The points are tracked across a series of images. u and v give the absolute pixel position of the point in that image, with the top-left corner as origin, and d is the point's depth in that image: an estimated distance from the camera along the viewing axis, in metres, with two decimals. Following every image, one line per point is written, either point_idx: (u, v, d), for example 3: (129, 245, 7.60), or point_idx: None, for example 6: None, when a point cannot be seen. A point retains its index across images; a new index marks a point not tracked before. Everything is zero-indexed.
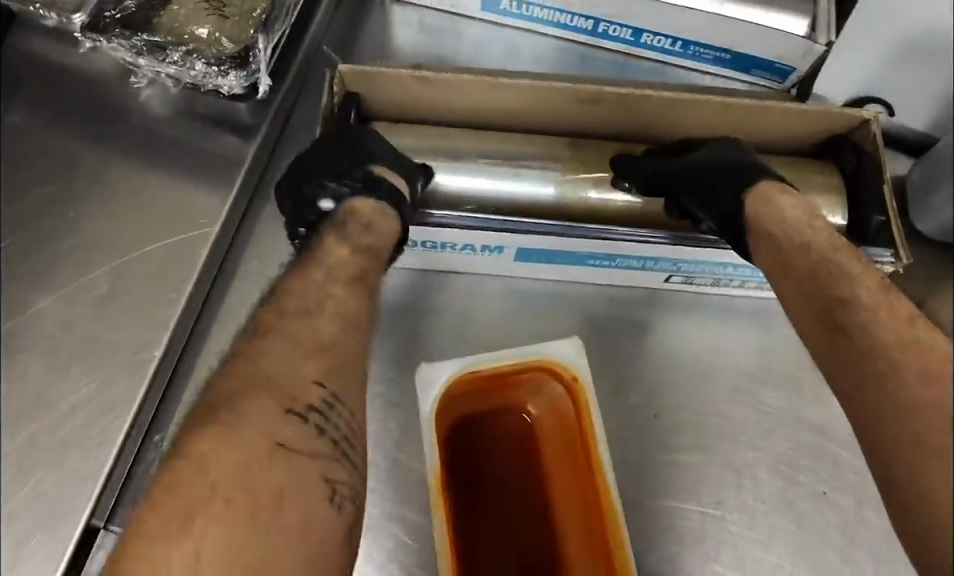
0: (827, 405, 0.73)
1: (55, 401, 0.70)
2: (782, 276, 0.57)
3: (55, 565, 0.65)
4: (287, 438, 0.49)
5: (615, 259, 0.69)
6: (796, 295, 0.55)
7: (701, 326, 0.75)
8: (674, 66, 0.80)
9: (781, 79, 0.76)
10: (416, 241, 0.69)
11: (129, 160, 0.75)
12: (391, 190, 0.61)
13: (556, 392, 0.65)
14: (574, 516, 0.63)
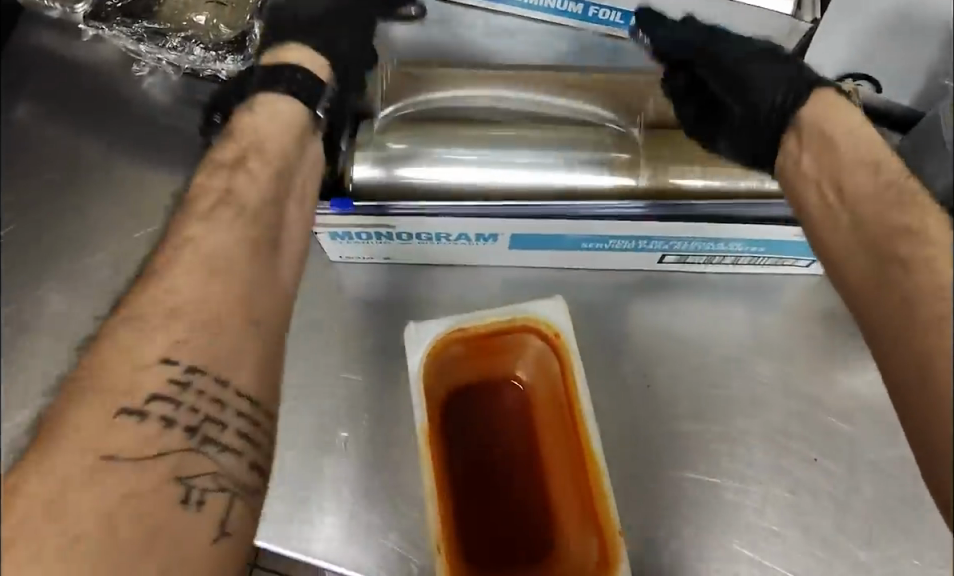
0: (821, 374, 0.74)
1: None
2: (836, 220, 0.49)
3: None
4: (125, 444, 0.43)
5: (606, 241, 0.67)
6: (848, 244, 0.47)
7: (695, 304, 0.76)
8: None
9: None
10: (408, 234, 0.65)
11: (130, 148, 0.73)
12: (301, 78, 0.59)
13: (543, 353, 0.65)
14: (567, 478, 0.63)
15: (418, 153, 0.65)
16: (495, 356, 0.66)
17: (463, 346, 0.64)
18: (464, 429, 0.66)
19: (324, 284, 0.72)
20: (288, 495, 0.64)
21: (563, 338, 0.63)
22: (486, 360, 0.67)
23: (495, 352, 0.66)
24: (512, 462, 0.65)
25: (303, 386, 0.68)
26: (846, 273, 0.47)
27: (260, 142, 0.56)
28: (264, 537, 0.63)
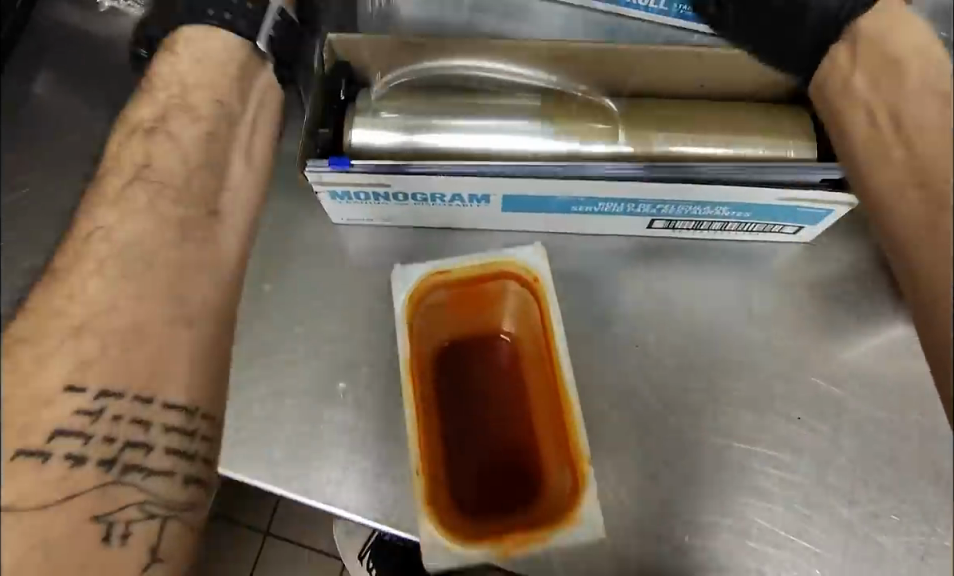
0: (806, 338, 0.76)
1: None
2: (890, 153, 0.50)
3: None
4: (32, 485, 0.45)
5: (596, 204, 0.70)
6: (898, 177, 0.49)
7: (685, 271, 0.79)
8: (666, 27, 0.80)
9: None
10: (406, 194, 0.68)
11: None
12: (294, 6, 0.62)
13: (525, 297, 0.68)
14: (548, 418, 0.66)
15: (416, 118, 0.68)
16: (482, 301, 0.69)
17: (449, 291, 0.67)
18: (455, 371, 0.70)
19: (327, 246, 0.75)
20: (287, 440, 0.68)
21: (540, 282, 0.66)
22: (474, 305, 0.70)
23: (481, 297, 0.69)
24: (500, 400, 0.69)
25: (305, 340, 0.71)
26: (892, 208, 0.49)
27: (186, 102, 0.61)
28: (265, 481, 0.66)
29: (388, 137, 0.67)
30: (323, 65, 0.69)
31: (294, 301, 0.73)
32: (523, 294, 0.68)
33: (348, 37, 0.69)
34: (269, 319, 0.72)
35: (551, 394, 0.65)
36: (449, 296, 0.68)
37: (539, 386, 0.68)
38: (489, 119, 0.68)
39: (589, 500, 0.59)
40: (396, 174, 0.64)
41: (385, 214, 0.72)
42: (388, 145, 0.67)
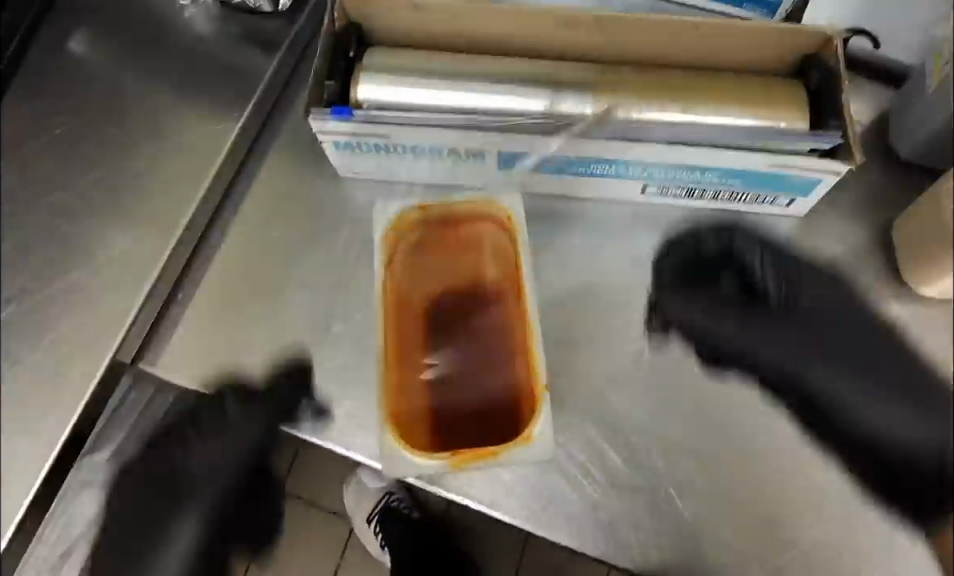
0: None
1: (93, 246, 0.74)
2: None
3: None
4: None
5: (588, 165, 0.72)
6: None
7: (683, 241, 0.79)
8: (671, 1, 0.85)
9: (770, 13, 0.81)
10: (404, 147, 0.71)
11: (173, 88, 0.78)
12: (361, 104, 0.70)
13: (499, 237, 0.71)
14: (519, 357, 0.69)
15: (415, 79, 0.72)
16: (462, 243, 0.73)
17: (427, 231, 0.71)
18: (438, 308, 0.74)
19: (334, 199, 0.78)
20: (283, 376, 0.72)
21: (514, 221, 0.68)
22: (453, 245, 0.73)
23: (460, 239, 0.72)
24: (477, 339, 0.73)
25: (305, 286, 0.75)
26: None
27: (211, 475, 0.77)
28: (259, 412, 0.71)
29: (386, 99, 0.71)
30: (332, 25, 0.72)
31: (297, 248, 0.76)
32: (500, 236, 0.71)
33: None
34: (274, 264, 0.75)
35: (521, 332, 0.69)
36: (429, 234, 0.71)
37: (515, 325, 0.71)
38: (482, 87, 0.72)
39: (545, 419, 0.63)
40: (391, 126, 0.68)
41: (387, 169, 0.75)
42: (386, 105, 0.71)
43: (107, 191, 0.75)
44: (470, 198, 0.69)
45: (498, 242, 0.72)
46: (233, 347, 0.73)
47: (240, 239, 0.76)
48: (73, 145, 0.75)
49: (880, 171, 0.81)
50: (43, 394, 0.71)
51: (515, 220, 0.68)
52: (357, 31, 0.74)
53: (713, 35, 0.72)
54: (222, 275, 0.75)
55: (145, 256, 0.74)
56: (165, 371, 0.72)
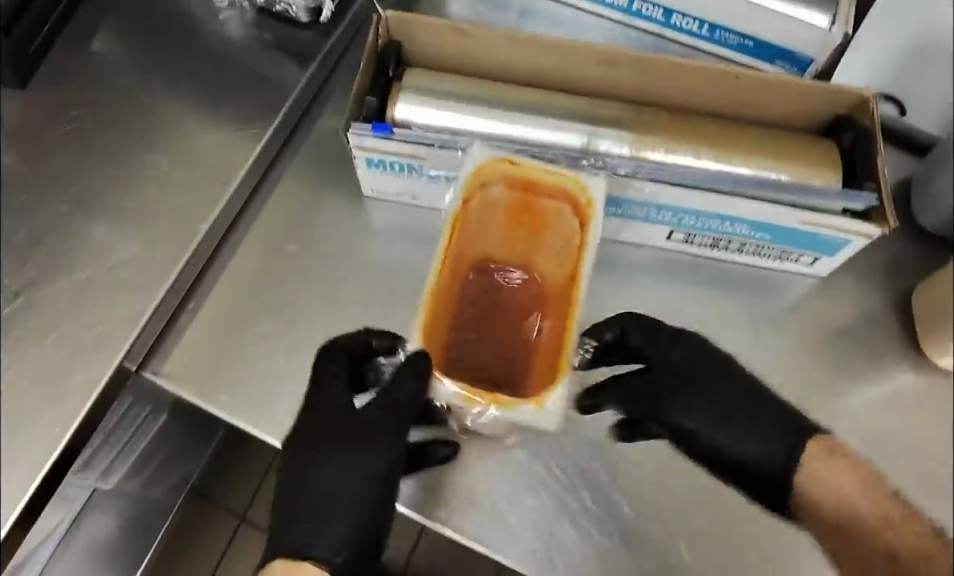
0: (812, 374, 0.77)
1: (107, 251, 0.69)
2: (866, 495, 0.60)
3: (81, 403, 0.64)
4: None
5: (618, 205, 0.72)
6: (854, 480, 0.61)
7: (701, 291, 0.79)
8: (700, 51, 0.87)
9: (800, 72, 0.82)
10: (438, 172, 0.70)
11: (201, 90, 0.76)
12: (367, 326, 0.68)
13: (571, 222, 0.68)
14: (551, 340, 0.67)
15: (452, 103, 0.71)
16: (535, 219, 0.70)
17: (506, 191, 0.68)
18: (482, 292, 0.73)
19: (356, 218, 0.77)
20: (293, 396, 0.70)
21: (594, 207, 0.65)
22: (526, 222, 0.70)
23: (535, 215, 0.69)
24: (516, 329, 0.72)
25: (323, 304, 0.73)
26: (832, 502, 0.61)
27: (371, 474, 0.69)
28: (268, 435, 0.69)
29: (424, 120, 0.70)
30: (374, 42, 0.71)
31: (316, 264, 0.75)
32: (570, 222, 0.68)
33: (400, 17, 0.70)
34: (290, 278, 0.74)
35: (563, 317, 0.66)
36: (506, 197, 0.68)
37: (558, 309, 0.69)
38: (519, 116, 0.71)
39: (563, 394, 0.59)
40: (430, 149, 0.66)
41: (413, 191, 0.74)
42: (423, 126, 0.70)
43: (122, 189, 0.71)
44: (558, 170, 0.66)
45: (566, 227, 0.69)
46: (242, 363, 0.70)
47: (257, 251, 0.74)
48: (95, 138, 0.72)
49: (901, 239, 0.82)
50: (46, 392, 0.64)
51: (593, 207, 0.65)
52: (397, 48, 0.72)
53: (750, 86, 0.73)
54: (237, 287, 0.73)
55: (155, 263, 0.69)
56: (168, 383, 0.69)
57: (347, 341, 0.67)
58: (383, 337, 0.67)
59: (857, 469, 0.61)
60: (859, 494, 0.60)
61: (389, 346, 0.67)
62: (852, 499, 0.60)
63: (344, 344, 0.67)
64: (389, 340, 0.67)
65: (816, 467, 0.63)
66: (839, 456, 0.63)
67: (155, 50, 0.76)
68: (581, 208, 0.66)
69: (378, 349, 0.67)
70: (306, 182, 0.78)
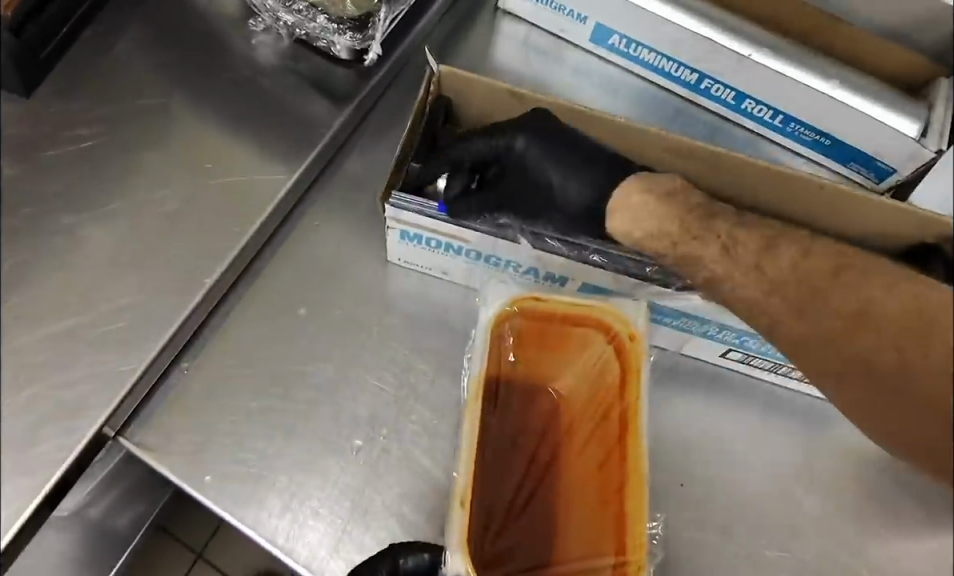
0: (870, 525, 0.66)
1: (93, 299, 0.60)
2: (702, 239, 0.53)
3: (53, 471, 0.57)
4: None
5: (676, 318, 0.63)
6: (651, 204, 0.55)
7: (755, 412, 0.69)
8: (766, 140, 0.75)
9: (876, 179, 0.72)
10: (479, 254, 0.62)
11: (225, 121, 0.68)
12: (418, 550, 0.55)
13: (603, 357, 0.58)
14: (587, 500, 0.56)
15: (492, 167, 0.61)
16: (554, 350, 0.59)
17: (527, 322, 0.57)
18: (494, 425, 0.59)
19: (375, 285, 0.68)
20: (285, 488, 0.61)
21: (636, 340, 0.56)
22: (547, 348, 0.59)
23: (557, 345, 0.59)
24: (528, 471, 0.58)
25: (329, 382, 0.64)
26: (786, 327, 0.51)
27: None
28: (252, 528, 0.60)
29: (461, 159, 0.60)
30: (423, 100, 0.61)
31: (324, 334, 0.66)
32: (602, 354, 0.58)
33: (453, 73, 0.61)
34: (295, 348, 0.65)
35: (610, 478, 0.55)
36: (528, 330, 0.57)
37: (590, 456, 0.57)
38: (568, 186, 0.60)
39: None
40: (480, 231, 0.59)
41: (446, 267, 0.65)
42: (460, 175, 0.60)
43: (122, 225, 0.63)
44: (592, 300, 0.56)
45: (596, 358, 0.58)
46: (231, 442, 0.62)
47: (262, 312, 0.66)
48: (97, 164, 0.62)
49: None
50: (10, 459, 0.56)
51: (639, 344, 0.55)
52: (447, 104, 0.63)
53: (836, 200, 0.63)
54: (237, 351, 0.64)
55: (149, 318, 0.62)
56: (147, 454, 0.61)
57: (373, 571, 0.54)
58: (415, 555, 0.54)
59: (686, 205, 0.55)
60: (755, 255, 0.53)
61: (428, 563, 0.55)
62: (669, 234, 0.54)
63: (364, 572, 0.54)
64: (424, 556, 0.55)
65: (617, 210, 0.56)
66: (639, 190, 0.55)
67: (181, 71, 0.68)
68: (621, 343, 0.57)
69: (413, 572, 0.55)
70: (323, 237, 0.69)
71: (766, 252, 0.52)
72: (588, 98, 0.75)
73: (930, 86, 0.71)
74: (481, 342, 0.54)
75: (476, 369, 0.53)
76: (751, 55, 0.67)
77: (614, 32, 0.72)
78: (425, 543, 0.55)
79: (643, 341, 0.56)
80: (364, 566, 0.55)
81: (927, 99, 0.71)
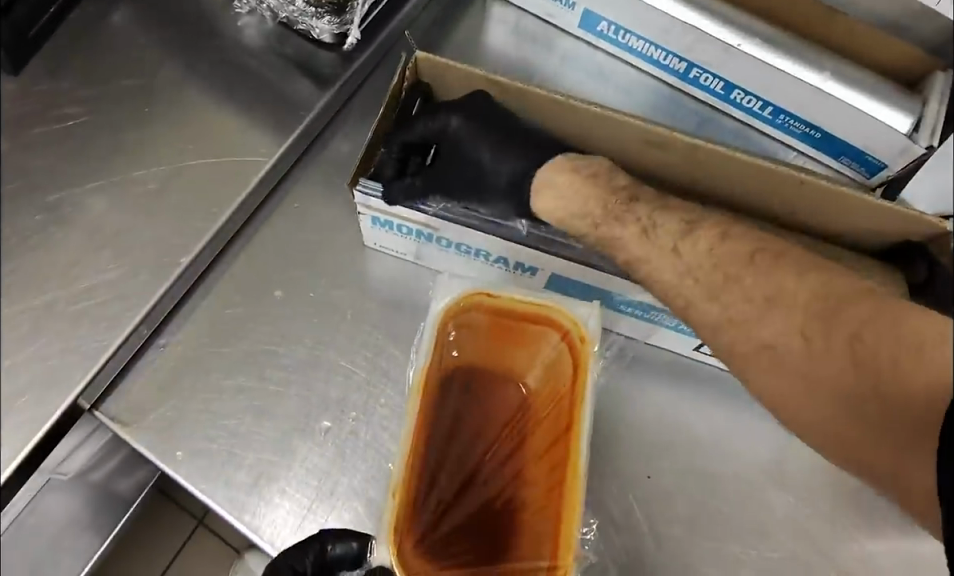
0: (840, 526, 0.66)
1: (74, 277, 0.64)
2: (623, 222, 0.56)
3: (33, 434, 0.60)
4: None
5: (646, 311, 0.63)
6: (577, 185, 0.57)
7: (731, 408, 0.69)
8: (757, 132, 0.74)
9: (868, 174, 0.70)
10: (449, 241, 0.62)
11: (212, 101, 0.70)
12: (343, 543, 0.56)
13: (559, 357, 0.60)
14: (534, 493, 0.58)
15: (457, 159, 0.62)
16: (512, 348, 0.61)
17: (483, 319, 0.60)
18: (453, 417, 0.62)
19: (352, 269, 0.69)
20: (254, 466, 0.62)
21: (588, 341, 0.58)
22: (505, 344, 0.61)
23: (514, 342, 0.61)
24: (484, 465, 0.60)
25: (302, 363, 0.65)
26: (702, 311, 0.52)
27: None
28: (219, 503, 0.61)
29: (406, 146, 0.61)
30: (398, 86, 0.61)
31: (299, 316, 0.67)
32: (554, 350, 0.60)
33: (429, 59, 0.61)
34: (270, 329, 0.66)
35: (555, 472, 0.57)
36: (484, 326, 0.60)
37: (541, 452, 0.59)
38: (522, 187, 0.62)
39: None
40: (452, 219, 0.59)
41: (421, 253, 0.66)
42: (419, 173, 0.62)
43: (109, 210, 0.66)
44: (544, 300, 0.59)
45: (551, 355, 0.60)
46: (203, 418, 0.63)
47: (238, 290, 0.67)
48: (85, 143, 0.67)
49: None
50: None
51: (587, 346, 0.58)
52: (425, 91, 0.64)
53: (813, 197, 0.62)
54: (213, 328, 0.66)
55: (129, 295, 0.64)
56: (121, 427, 0.63)
57: (301, 554, 0.56)
58: (343, 543, 0.56)
59: (609, 187, 0.57)
60: (673, 238, 0.55)
61: (355, 554, 0.56)
62: (590, 214, 0.56)
63: (293, 556, 0.56)
64: (352, 545, 0.56)
65: (542, 189, 0.58)
66: (566, 169, 0.58)
67: (166, 54, 0.70)
68: (573, 343, 0.59)
69: (339, 560, 0.56)
70: (304, 219, 0.70)
71: (685, 236, 0.55)
72: (576, 86, 0.74)
73: (924, 80, 0.69)
74: (428, 336, 0.57)
75: (421, 363, 0.57)
76: (739, 45, 0.66)
77: (601, 18, 0.71)
78: (356, 533, 0.57)
79: (592, 343, 0.58)
80: (295, 550, 0.56)
81: (922, 93, 0.69)
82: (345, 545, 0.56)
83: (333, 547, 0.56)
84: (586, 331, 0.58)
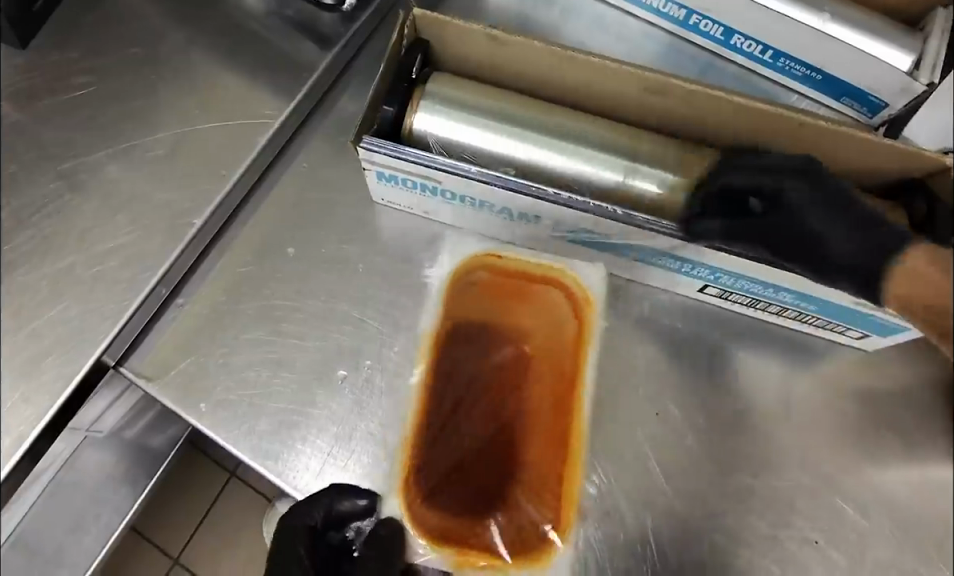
0: (848, 456, 0.67)
1: (91, 243, 0.67)
2: None
3: (64, 386, 0.63)
4: None
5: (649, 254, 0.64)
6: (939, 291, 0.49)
7: (738, 346, 0.70)
8: (759, 76, 0.74)
9: (870, 114, 0.71)
10: (452, 194, 0.63)
11: (215, 67, 0.72)
12: (350, 501, 0.58)
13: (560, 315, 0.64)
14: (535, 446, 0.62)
15: (459, 113, 0.63)
16: (514, 307, 0.65)
17: (490, 279, 0.64)
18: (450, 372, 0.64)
19: (360, 223, 0.70)
20: (274, 416, 0.64)
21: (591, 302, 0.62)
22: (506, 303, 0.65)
23: (516, 301, 0.65)
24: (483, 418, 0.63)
25: (315, 316, 0.67)
26: None
27: None
28: (242, 451, 0.63)
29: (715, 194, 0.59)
30: (398, 45, 0.62)
31: (311, 271, 0.68)
32: (557, 309, 0.64)
33: (428, 16, 0.62)
34: (283, 283, 0.68)
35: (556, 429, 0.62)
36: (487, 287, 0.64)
37: (541, 407, 0.63)
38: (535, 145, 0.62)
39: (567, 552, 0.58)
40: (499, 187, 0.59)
41: (429, 204, 0.67)
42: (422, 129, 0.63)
43: (122, 176, 0.69)
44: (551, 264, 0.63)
45: (553, 312, 0.64)
46: (220, 373, 0.65)
47: (249, 248, 0.68)
48: (94, 116, 0.70)
49: None
50: (26, 379, 0.64)
51: (592, 306, 0.62)
52: (426, 47, 0.64)
53: (812, 136, 0.62)
54: (226, 284, 0.67)
55: (145, 256, 0.67)
56: (147, 382, 0.64)
57: (310, 508, 0.58)
58: (351, 500, 0.58)
59: None
60: None
61: (364, 507, 0.58)
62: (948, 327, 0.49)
63: (304, 513, 0.58)
64: (360, 502, 0.58)
65: (903, 277, 0.51)
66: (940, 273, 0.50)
67: (168, 25, 0.72)
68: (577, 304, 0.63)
69: (348, 513, 0.58)
70: (313, 177, 0.71)
71: None
72: (577, 39, 0.75)
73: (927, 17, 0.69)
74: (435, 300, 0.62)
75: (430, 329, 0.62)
76: None
77: None
78: (363, 489, 0.58)
79: (596, 303, 0.62)
80: (304, 502, 0.58)
81: (924, 30, 0.69)
82: (353, 501, 0.58)
83: (342, 501, 0.58)
84: (590, 293, 0.62)
